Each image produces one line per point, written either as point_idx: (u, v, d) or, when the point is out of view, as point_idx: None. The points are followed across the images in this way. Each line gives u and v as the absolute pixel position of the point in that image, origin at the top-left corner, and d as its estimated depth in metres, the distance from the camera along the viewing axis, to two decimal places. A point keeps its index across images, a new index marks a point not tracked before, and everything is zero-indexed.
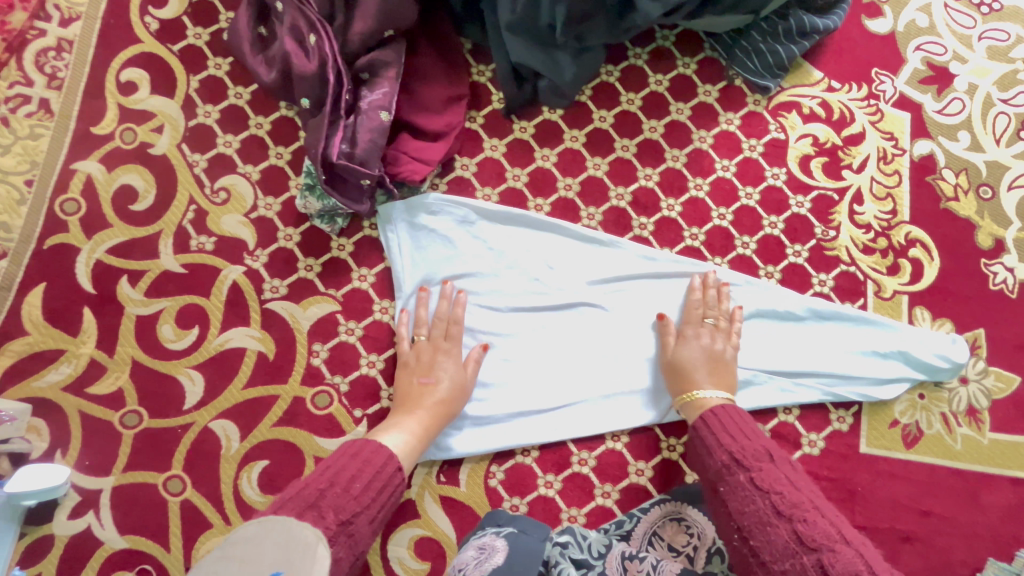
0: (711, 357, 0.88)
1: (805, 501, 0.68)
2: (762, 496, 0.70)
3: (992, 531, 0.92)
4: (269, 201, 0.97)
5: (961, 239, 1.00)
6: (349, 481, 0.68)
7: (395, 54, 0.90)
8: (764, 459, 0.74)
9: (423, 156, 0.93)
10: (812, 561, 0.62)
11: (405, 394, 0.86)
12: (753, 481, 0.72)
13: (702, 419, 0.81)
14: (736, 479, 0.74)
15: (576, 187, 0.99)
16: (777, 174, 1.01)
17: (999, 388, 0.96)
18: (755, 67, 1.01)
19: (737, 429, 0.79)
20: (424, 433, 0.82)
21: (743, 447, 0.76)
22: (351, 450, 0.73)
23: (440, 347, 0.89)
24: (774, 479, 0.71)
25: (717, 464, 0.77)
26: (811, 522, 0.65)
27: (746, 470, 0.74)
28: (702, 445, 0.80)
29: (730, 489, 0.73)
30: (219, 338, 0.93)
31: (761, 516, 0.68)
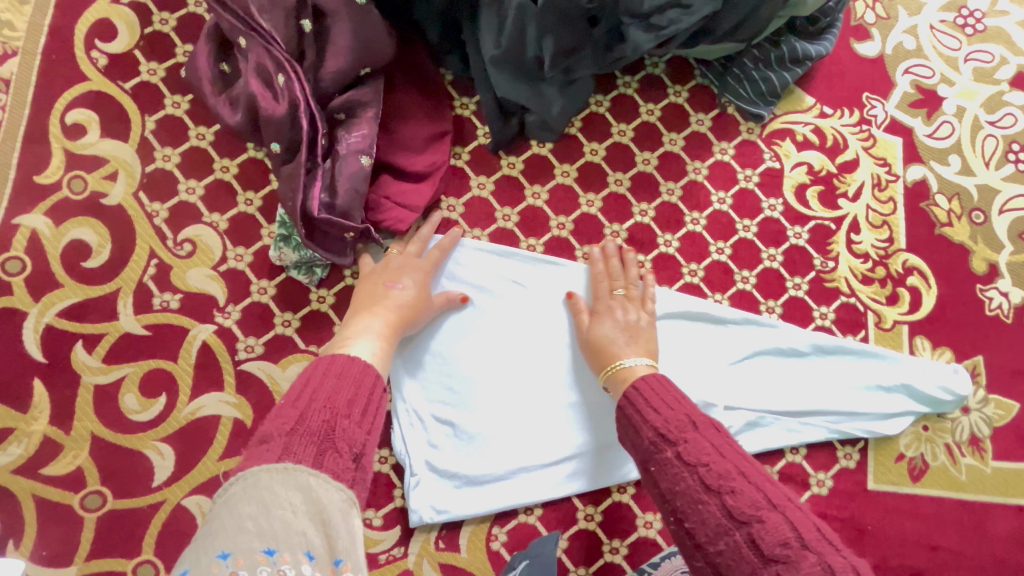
0: (628, 327, 0.85)
1: (734, 469, 0.62)
2: (689, 470, 0.63)
3: (999, 562, 0.91)
4: (239, 252, 0.89)
5: (956, 265, 1.00)
6: (347, 408, 0.57)
7: (373, 92, 0.84)
8: (688, 428, 0.67)
9: (407, 200, 0.87)
10: (744, 537, 0.56)
11: (372, 293, 0.81)
12: (680, 455, 0.65)
13: (623, 399, 0.74)
14: (664, 455, 0.66)
15: (569, 225, 0.95)
16: (773, 204, 0.98)
17: (999, 416, 0.95)
18: (747, 95, 0.98)
19: (654, 399, 0.72)
20: (390, 333, 0.77)
21: (664, 419, 0.69)
22: (334, 369, 0.61)
23: (413, 261, 0.86)
24: (699, 451, 0.64)
25: (645, 439, 0.69)
26: (739, 493, 0.59)
27: (672, 445, 0.66)
28: (630, 417, 0.73)
29: (658, 466, 0.66)
30: (190, 406, 0.85)
31: (690, 493, 0.62)
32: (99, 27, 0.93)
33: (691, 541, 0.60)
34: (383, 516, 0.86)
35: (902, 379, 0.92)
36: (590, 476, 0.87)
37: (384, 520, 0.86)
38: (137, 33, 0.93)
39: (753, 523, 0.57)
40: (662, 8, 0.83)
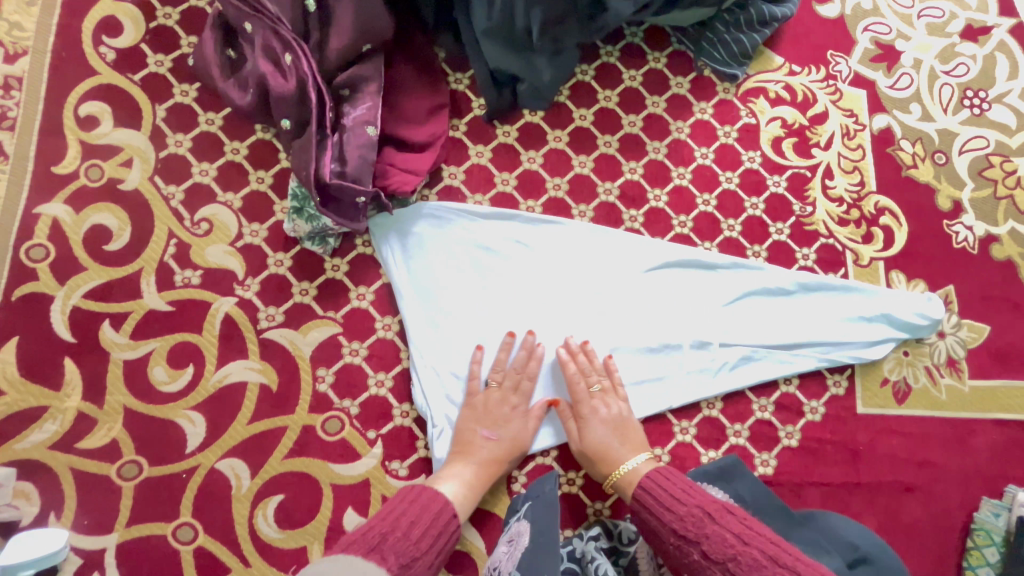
0: (616, 424, 0.89)
1: (758, 552, 0.69)
2: (718, 567, 0.70)
3: (982, 471, 0.98)
4: (255, 228, 0.94)
5: (924, 203, 1.07)
6: (408, 526, 0.71)
7: (374, 68, 0.89)
8: (704, 523, 0.74)
9: (412, 167, 0.92)
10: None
11: (466, 436, 0.86)
12: (705, 554, 0.71)
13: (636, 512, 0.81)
14: (691, 558, 0.73)
15: (564, 186, 1.01)
16: (752, 157, 1.05)
17: (972, 338, 1.03)
18: (721, 57, 1.05)
19: (666, 497, 0.78)
20: (477, 481, 0.84)
21: (679, 519, 0.75)
22: (409, 495, 0.76)
23: (508, 396, 0.89)
24: (721, 545, 0.71)
25: (671, 547, 0.75)
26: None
27: (695, 545, 0.73)
28: (650, 527, 0.79)
29: (693, 570, 0.73)
30: (217, 374, 0.89)
31: None
32: (105, 24, 0.97)
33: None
34: (409, 466, 0.89)
35: (881, 310, 1.00)
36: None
37: (409, 470, 0.89)
38: (142, 28, 0.98)
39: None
40: None
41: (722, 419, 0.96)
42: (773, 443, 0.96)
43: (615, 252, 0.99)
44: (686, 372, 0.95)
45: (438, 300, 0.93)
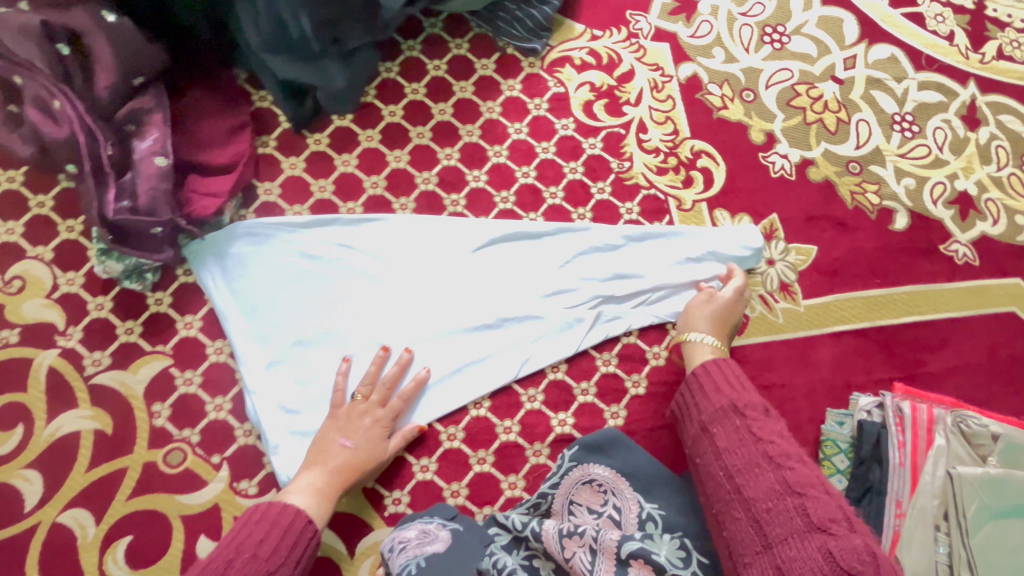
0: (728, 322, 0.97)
1: (796, 453, 0.72)
2: (754, 441, 0.74)
3: (826, 384, 1.02)
4: (70, 276, 0.93)
5: (738, 140, 1.12)
6: (257, 546, 0.69)
7: (155, 99, 0.90)
8: (760, 412, 0.78)
9: (215, 190, 0.93)
10: (796, 503, 0.66)
11: (322, 448, 0.85)
12: (749, 429, 0.76)
13: (695, 372, 0.86)
14: (733, 424, 0.77)
15: (382, 183, 1.02)
16: (565, 124, 1.08)
17: (801, 261, 1.08)
18: (520, 34, 1.08)
19: (727, 380, 0.83)
20: (329, 488, 0.81)
21: (739, 396, 0.80)
22: (257, 514, 0.73)
23: (373, 412, 0.89)
24: (768, 430, 0.75)
25: (716, 406, 0.80)
26: (797, 470, 0.70)
27: (743, 419, 0.77)
28: (700, 390, 0.84)
29: (724, 432, 0.77)
30: (48, 428, 0.88)
31: (750, 459, 0.72)
32: None
33: (737, 496, 0.71)
34: (258, 483, 0.89)
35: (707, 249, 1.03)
36: (443, 403, 0.94)
37: (259, 487, 0.89)
38: None
39: (806, 494, 0.67)
40: None
41: (568, 380, 0.98)
42: (621, 394, 0.99)
43: (442, 237, 1.01)
44: (525, 343, 0.97)
45: (265, 314, 0.94)
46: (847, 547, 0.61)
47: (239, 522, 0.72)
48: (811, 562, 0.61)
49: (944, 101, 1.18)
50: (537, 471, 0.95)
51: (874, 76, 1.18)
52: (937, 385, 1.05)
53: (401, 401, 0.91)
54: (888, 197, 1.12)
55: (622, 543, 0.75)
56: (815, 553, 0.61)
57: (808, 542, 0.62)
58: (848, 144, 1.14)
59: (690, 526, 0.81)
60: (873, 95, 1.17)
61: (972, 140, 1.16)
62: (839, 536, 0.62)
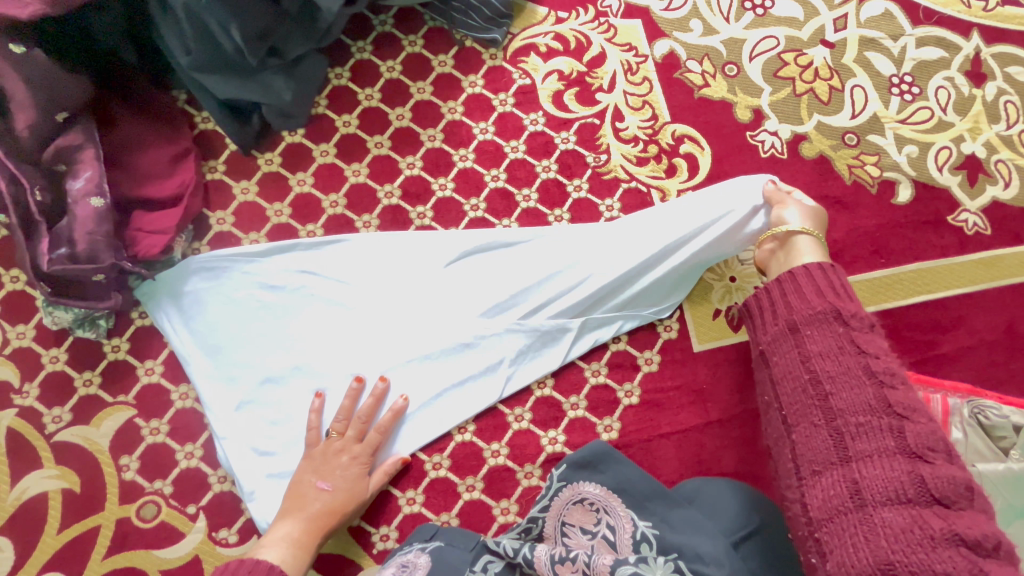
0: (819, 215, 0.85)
1: (901, 377, 0.61)
2: (854, 354, 0.62)
3: None
4: (20, 330, 0.88)
5: (722, 121, 1.03)
6: None
7: (85, 134, 0.82)
8: (866, 325, 0.65)
9: (160, 227, 0.87)
10: (893, 425, 0.56)
11: (298, 493, 0.81)
12: (852, 340, 0.63)
13: (794, 272, 0.71)
14: (832, 330, 0.64)
15: (342, 201, 0.96)
16: (534, 119, 1.00)
17: None
18: (478, 24, 0.99)
19: (831, 286, 0.69)
20: (306, 538, 0.78)
21: (846, 304, 0.66)
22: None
23: (351, 450, 0.84)
24: (873, 346, 0.63)
25: (816, 308, 0.66)
26: (902, 394, 0.59)
27: (845, 327, 0.64)
28: (796, 291, 0.69)
29: (820, 336, 0.65)
30: (14, 491, 0.84)
31: (847, 370, 0.61)
32: None
33: (821, 404, 0.61)
34: (238, 530, 0.85)
35: (717, 218, 0.91)
36: (426, 430, 0.89)
37: (239, 535, 0.85)
38: None
39: (907, 417, 0.57)
40: None
41: (556, 396, 0.93)
42: (613, 406, 0.93)
43: (410, 253, 0.93)
44: (508, 359, 0.91)
45: (228, 354, 0.88)
46: (943, 478, 0.52)
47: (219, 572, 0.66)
48: (897, 483, 0.53)
49: (946, 57, 1.08)
50: (529, 494, 0.90)
51: (867, 36, 1.08)
52: (951, 368, 0.98)
53: (380, 435, 0.86)
54: (889, 167, 1.04)
55: (615, 569, 0.66)
56: (903, 476, 0.53)
57: (899, 463, 0.54)
58: (842, 114, 1.05)
59: (687, 545, 0.71)
60: (868, 58, 1.07)
61: (978, 98, 1.07)
62: (936, 466, 0.53)
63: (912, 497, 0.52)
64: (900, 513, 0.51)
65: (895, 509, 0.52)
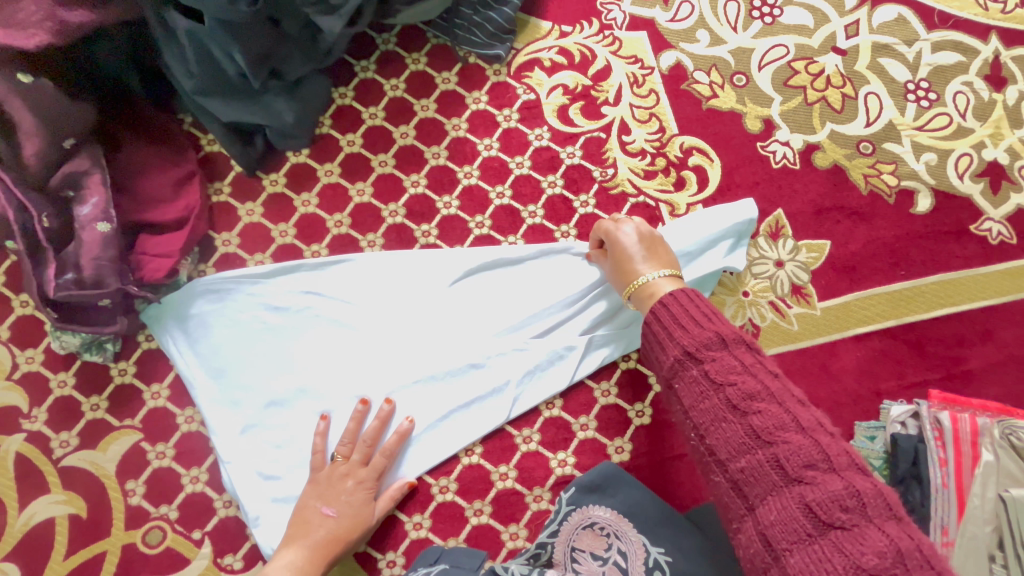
0: (646, 241, 0.80)
1: (764, 389, 0.57)
2: (716, 390, 0.59)
3: (854, 394, 0.93)
4: (29, 354, 0.89)
5: (732, 132, 1.01)
6: None
7: (91, 159, 0.83)
8: (716, 345, 0.61)
9: (164, 250, 0.87)
10: (768, 457, 0.53)
11: (303, 520, 0.80)
12: (707, 374, 0.60)
13: (647, 316, 0.68)
14: (691, 375, 0.61)
15: (346, 220, 0.95)
16: (539, 134, 0.99)
17: (813, 258, 0.97)
18: (481, 40, 0.99)
19: (676, 319, 0.65)
20: (311, 566, 0.77)
21: (692, 336, 0.63)
22: None
23: (355, 474, 0.83)
24: (728, 370, 0.59)
25: (670, 358, 0.64)
26: (767, 413, 0.55)
27: (698, 363, 0.61)
28: (655, 339, 0.67)
29: (686, 385, 0.62)
30: (21, 517, 0.84)
31: (716, 413, 0.58)
32: None
33: (712, 460, 0.57)
34: (242, 556, 0.84)
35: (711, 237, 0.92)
36: (433, 453, 0.87)
37: (244, 561, 0.84)
38: None
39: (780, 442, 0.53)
40: None
41: (565, 416, 0.91)
42: (624, 427, 0.91)
43: (415, 272, 0.92)
44: (514, 380, 0.89)
45: (232, 376, 0.87)
46: (828, 495, 0.49)
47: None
48: (794, 523, 0.50)
49: (964, 61, 1.05)
50: (539, 518, 0.87)
51: (880, 42, 1.05)
52: (979, 384, 0.94)
53: (386, 460, 0.84)
54: (907, 176, 1.01)
55: None
56: (796, 511, 0.50)
57: (788, 499, 0.51)
58: (857, 122, 1.02)
59: None
60: (882, 64, 1.04)
61: (998, 102, 1.03)
62: (818, 485, 0.50)
63: (810, 530, 0.49)
64: (806, 552, 0.48)
65: (801, 549, 0.48)
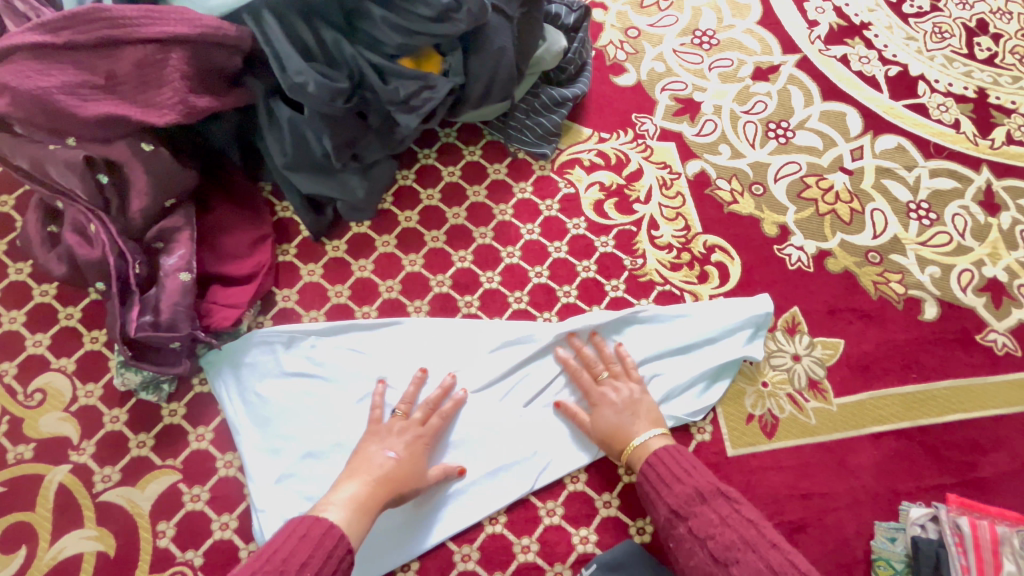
0: (626, 403, 0.91)
1: (739, 539, 0.73)
2: (700, 544, 0.74)
3: (872, 492, 0.95)
4: (89, 388, 0.95)
5: (751, 234, 1.11)
6: (299, 569, 0.68)
7: (185, 218, 0.94)
8: (696, 501, 0.78)
9: (233, 301, 0.95)
10: None
11: (364, 458, 0.83)
12: (692, 531, 0.76)
13: (637, 477, 0.84)
14: (678, 531, 0.77)
15: (397, 286, 1.04)
16: (577, 224, 1.10)
17: (828, 355, 1.04)
18: (530, 139, 1.13)
19: (660, 476, 0.82)
20: (370, 497, 0.79)
21: (675, 496, 0.79)
22: (300, 530, 0.72)
23: (415, 429, 0.88)
24: (708, 524, 0.75)
25: (661, 514, 0.80)
26: (743, 562, 0.71)
27: (684, 520, 0.77)
28: (646, 496, 0.83)
29: (677, 539, 0.77)
30: (52, 550, 0.86)
31: (704, 566, 0.73)
32: None
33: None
34: None
35: (733, 325, 1.00)
36: None
37: None
38: None
39: None
40: (416, 92, 0.97)
41: (589, 491, 0.93)
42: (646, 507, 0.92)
43: (455, 338, 0.99)
44: (540, 450, 0.93)
45: (275, 426, 0.92)
46: None
47: (280, 536, 0.72)
48: None
49: (959, 187, 1.17)
50: None
51: (883, 166, 1.18)
52: (997, 493, 0.96)
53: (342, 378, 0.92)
54: (913, 285, 1.09)
55: None
56: None
57: None
58: (865, 234, 1.12)
59: None
60: (885, 184, 1.17)
61: (994, 226, 1.14)
62: None
63: None
64: None
65: None
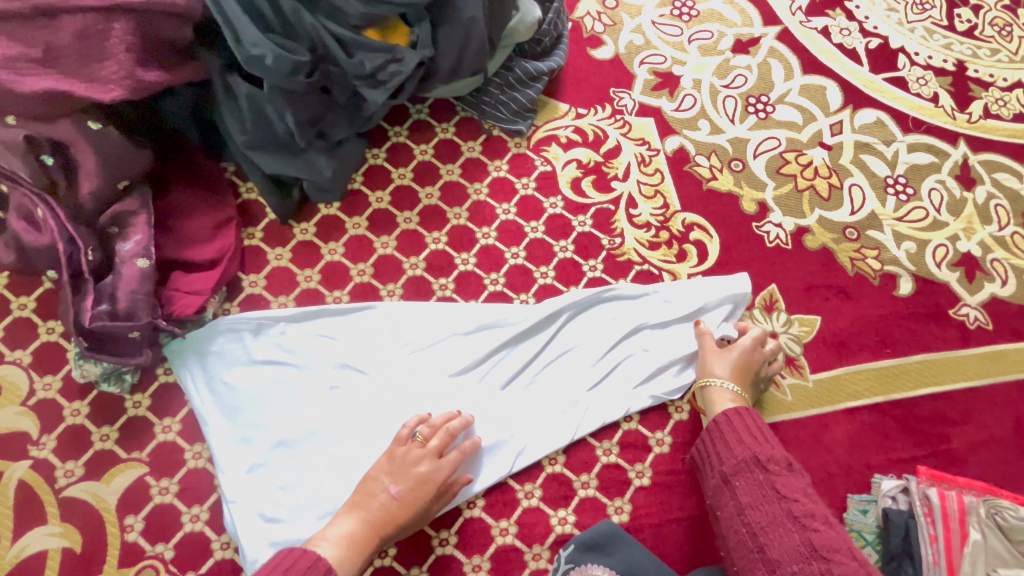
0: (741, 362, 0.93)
1: (821, 512, 0.72)
2: (777, 499, 0.73)
3: (845, 466, 0.96)
4: (47, 380, 0.91)
5: (730, 212, 1.10)
6: None
7: (140, 201, 0.90)
8: (783, 466, 0.77)
9: (196, 287, 0.91)
10: (822, 568, 0.66)
11: (366, 494, 0.82)
12: (773, 484, 0.75)
13: (718, 420, 0.85)
14: (755, 479, 0.76)
15: (369, 270, 1.01)
16: (553, 203, 1.08)
17: (805, 332, 1.04)
18: (505, 116, 1.09)
19: (748, 430, 0.82)
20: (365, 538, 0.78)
21: (763, 449, 0.79)
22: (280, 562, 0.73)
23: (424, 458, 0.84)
24: (792, 488, 0.74)
25: (739, 458, 0.79)
26: (823, 533, 0.69)
27: (765, 471, 0.77)
28: (722, 438, 0.83)
29: (746, 486, 0.76)
30: (13, 548, 0.83)
31: (775, 520, 0.72)
32: None
33: (761, 556, 0.71)
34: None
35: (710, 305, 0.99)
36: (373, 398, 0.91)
37: None
38: None
39: (832, 559, 0.66)
40: (382, 65, 0.92)
41: (567, 473, 0.93)
42: (624, 487, 0.93)
43: (429, 322, 0.97)
44: (517, 433, 0.92)
45: (245, 415, 0.89)
46: None
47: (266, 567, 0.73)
48: None
49: (936, 161, 1.17)
50: None
51: (862, 141, 1.17)
52: (965, 464, 0.98)
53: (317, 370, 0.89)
54: (889, 261, 1.09)
55: None
56: None
57: None
58: (842, 210, 1.12)
59: None
60: (863, 159, 1.16)
61: (969, 201, 1.14)
62: None
63: None
64: None
65: None
